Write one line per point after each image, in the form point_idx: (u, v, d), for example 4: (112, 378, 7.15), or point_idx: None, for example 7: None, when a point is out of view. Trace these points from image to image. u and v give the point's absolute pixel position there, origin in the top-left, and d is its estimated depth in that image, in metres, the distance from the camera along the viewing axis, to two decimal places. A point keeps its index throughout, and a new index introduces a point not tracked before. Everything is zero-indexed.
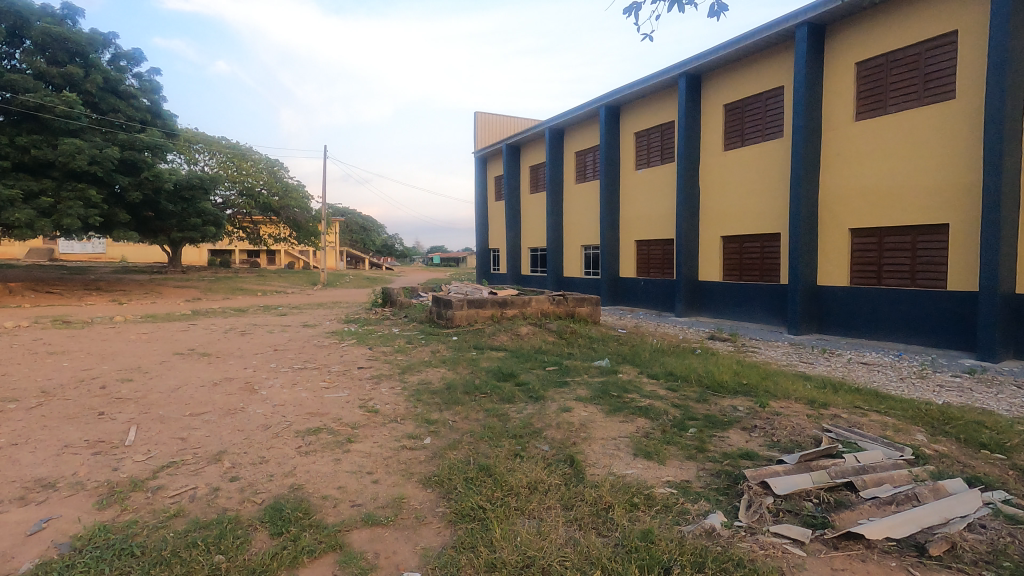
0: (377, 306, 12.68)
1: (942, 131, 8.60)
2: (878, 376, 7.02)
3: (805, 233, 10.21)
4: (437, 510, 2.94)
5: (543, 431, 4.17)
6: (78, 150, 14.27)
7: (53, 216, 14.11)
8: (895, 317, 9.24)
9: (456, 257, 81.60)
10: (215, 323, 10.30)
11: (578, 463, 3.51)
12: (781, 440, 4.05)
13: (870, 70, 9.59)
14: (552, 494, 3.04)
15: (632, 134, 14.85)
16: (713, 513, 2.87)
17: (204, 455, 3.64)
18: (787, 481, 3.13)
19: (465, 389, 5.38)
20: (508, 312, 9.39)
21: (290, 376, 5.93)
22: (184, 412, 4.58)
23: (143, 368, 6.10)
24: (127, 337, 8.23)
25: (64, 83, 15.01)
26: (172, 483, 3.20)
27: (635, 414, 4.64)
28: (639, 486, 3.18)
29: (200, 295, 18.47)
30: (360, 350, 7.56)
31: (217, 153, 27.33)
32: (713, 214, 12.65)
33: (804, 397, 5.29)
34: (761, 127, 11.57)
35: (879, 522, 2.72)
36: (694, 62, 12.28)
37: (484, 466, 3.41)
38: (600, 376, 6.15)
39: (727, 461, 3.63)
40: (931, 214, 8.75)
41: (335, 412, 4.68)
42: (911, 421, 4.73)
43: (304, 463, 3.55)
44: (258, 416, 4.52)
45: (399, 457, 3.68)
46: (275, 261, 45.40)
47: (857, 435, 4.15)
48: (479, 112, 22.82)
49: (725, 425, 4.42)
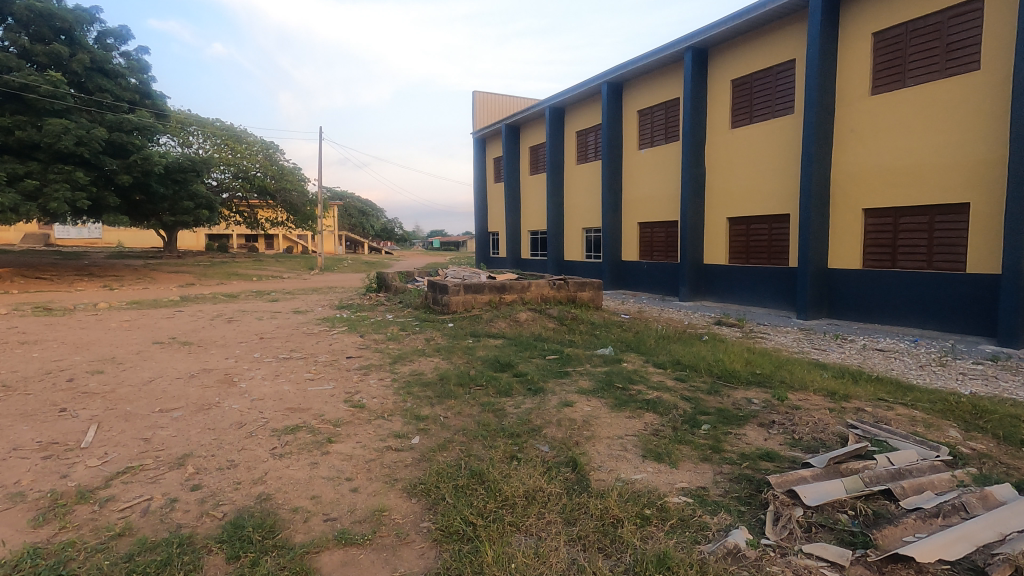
0: (371, 291, 12.27)
1: (965, 104, 8.13)
2: (897, 364, 6.66)
3: (816, 213, 9.78)
4: (421, 526, 2.58)
5: (543, 429, 3.80)
6: (64, 131, 13.86)
7: (38, 199, 13.71)
8: (910, 302, 8.85)
9: (455, 240, 80.41)
10: (203, 309, 9.93)
11: (582, 466, 3.15)
12: (803, 439, 3.72)
13: (887, 41, 9.07)
14: (553, 506, 2.69)
15: (635, 112, 14.35)
16: (736, 530, 2.51)
17: (166, 459, 3.28)
18: (818, 490, 2.77)
19: (459, 380, 5.02)
20: (507, 297, 8.98)
21: (273, 368, 5.55)
22: (153, 408, 4.23)
23: (117, 358, 5.74)
24: (109, 324, 7.87)
25: (49, 62, 14.52)
26: (125, 493, 2.85)
27: (642, 409, 4.29)
28: (650, 496, 2.82)
29: (194, 280, 18.06)
30: (351, 338, 7.18)
31: (212, 136, 26.74)
32: (719, 194, 12.19)
33: (823, 388, 4.92)
34: (770, 103, 11.07)
35: (929, 541, 2.36)
36: (700, 35, 11.73)
37: (476, 472, 3.05)
38: (603, 365, 5.77)
39: (746, 463, 3.28)
40: (952, 192, 8.31)
41: (318, 408, 4.32)
42: (940, 415, 4.36)
43: (277, 468, 3.19)
44: (233, 412, 4.15)
45: (384, 460, 3.32)
46: (273, 246, 44.97)
47: (886, 432, 3.81)
48: (477, 90, 22.25)
49: (740, 421, 4.06)
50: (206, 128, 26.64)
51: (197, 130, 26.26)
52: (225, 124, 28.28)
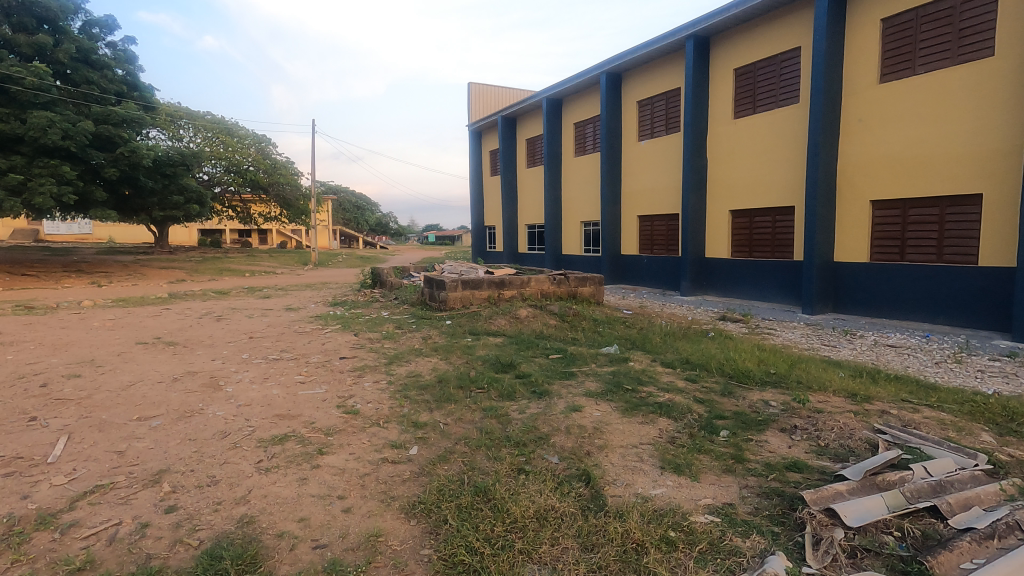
0: (365, 287, 11.96)
1: (978, 92, 7.87)
2: (912, 361, 6.42)
3: (822, 205, 9.53)
4: (420, 555, 2.31)
5: (551, 437, 3.52)
6: (49, 123, 13.43)
7: (23, 194, 13.29)
8: (920, 296, 8.61)
9: (450, 235, 79.70)
10: (191, 307, 9.58)
11: (596, 481, 2.89)
12: (830, 446, 3.47)
13: (896, 27, 8.78)
14: (568, 530, 2.43)
15: (635, 102, 14.05)
16: (774, 556, 2.25)
17: (141, 475, 2.99)
18: (859, 509, 2.52)
19: (460, 383, 4.74)
20: (506, 293, 8.70)
21: (262, 370, 5.26)
22: (131, 416, 3.94)
23: (97, 361, 5.42)
24: (92, 324, 7.54)
25: (34, 53, 14.09)
26: (91, 517, 2.56)
27: (655, 414, 4.02)
28: (674, 516, 2.56)
29: (185, 277, 17.65)
30: (344, 337, 6.87)
31: (202, 129, 26.25)
32: (722, 186, 11.92)
33: (843, 389, 4.68)
34: (774, 92, 10.79)
35: (992, 569, 2.11)
36: (702, 22, 11.42)
37: (480, 489, 2.78)
38: (610, 365, 5.50)
39: (773, 475, 3.02)
40: (964, 183, 8.07)
41: (308, 414, 4.03)
42: (969, 417, 4.12)
43: (262, 485, 2.90)
44: (217, 420, 3.86)
45: (379, 475, 3.04)
46: (268, 241, 44.44)
47: (917, 437, 3.57)
48: (472, 82, 21.86)
49: (760, 427, 3.80)
50: (196, 121, 26.14)
51: (188, 124, 25.76)
52: (216, 117, 27.80)
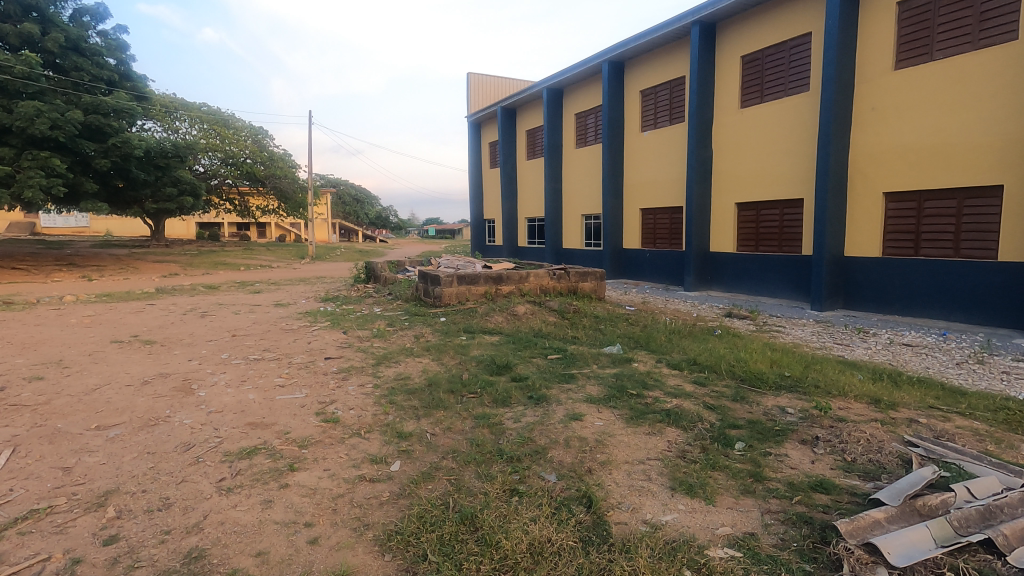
0: (359, 282, 11.60)
1: (1002, 77, 7.47)
2: (932, 361, 6.06)
3: (833, 198, 9.14)
4: None
5: (548, 451, 3.17)
6: (37, 113, 13.03)
7: (11, 187, 12.90)
8: (935, 292, 8.24)
9: (451, 228, 79.16)
10: (177, 302, 9.24)
11: (598, 506, 2.54)
12: (858, 462, 3.12)
13: (913, 10, 8.34)
14: (568, 572, 2.08)
15: (637, 92, 13.63)
16: None
17: (85, 497, 2.66)
18: (903, 542, 2.18)
19: (450, 387, 4.39)
20: (503, 289, 8.34)
21: (240, 372, 4.91)
22: (89, 424, 3.60)
23: (65, 362, 5.08)
24: (69, 321, 7.17)
25: (21, 42, 13.68)
26: (16, 551, 2.23)
27: (662, 423, 3.67)
28: (688, 550, 2.22)
29: (179, 271, 17.28)
30: (332, 335, 6.52)
31: (199, 121, 25.89)
32: (727, 178, 11.53)
33: (865, 394, 4.32)
34: (782, 80, 10.39)
35: None
36: (708, 8, 10.98)
37: (467, 515, 2.43)
38: (612, 367, 5.15)
39: (798, 498, 2.67)
40: (984, 174, 7.69)
41: (283, 423, 3.69)
42: (1006, 427, 3.77)
43: (220, 509, 2.57)
44: (182, 430, 3.53)
45: (354, 497, 2.70)
46: (266, 235, 44.06)
47: (953, 451, 3.22)
48: (472, 72, 21.41)
49: (779, 438, 3.45)
50: (192, 113, 25.77)
51: (183, 116, 25.36)
52: (212, 109, 27.39)
